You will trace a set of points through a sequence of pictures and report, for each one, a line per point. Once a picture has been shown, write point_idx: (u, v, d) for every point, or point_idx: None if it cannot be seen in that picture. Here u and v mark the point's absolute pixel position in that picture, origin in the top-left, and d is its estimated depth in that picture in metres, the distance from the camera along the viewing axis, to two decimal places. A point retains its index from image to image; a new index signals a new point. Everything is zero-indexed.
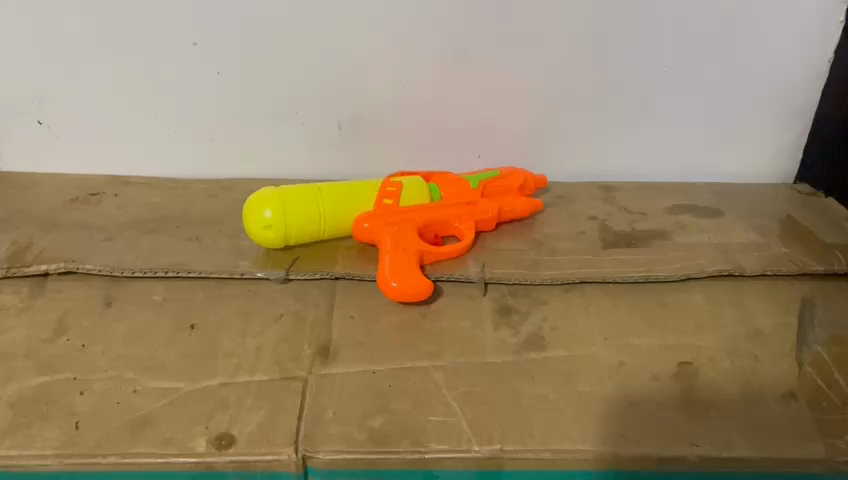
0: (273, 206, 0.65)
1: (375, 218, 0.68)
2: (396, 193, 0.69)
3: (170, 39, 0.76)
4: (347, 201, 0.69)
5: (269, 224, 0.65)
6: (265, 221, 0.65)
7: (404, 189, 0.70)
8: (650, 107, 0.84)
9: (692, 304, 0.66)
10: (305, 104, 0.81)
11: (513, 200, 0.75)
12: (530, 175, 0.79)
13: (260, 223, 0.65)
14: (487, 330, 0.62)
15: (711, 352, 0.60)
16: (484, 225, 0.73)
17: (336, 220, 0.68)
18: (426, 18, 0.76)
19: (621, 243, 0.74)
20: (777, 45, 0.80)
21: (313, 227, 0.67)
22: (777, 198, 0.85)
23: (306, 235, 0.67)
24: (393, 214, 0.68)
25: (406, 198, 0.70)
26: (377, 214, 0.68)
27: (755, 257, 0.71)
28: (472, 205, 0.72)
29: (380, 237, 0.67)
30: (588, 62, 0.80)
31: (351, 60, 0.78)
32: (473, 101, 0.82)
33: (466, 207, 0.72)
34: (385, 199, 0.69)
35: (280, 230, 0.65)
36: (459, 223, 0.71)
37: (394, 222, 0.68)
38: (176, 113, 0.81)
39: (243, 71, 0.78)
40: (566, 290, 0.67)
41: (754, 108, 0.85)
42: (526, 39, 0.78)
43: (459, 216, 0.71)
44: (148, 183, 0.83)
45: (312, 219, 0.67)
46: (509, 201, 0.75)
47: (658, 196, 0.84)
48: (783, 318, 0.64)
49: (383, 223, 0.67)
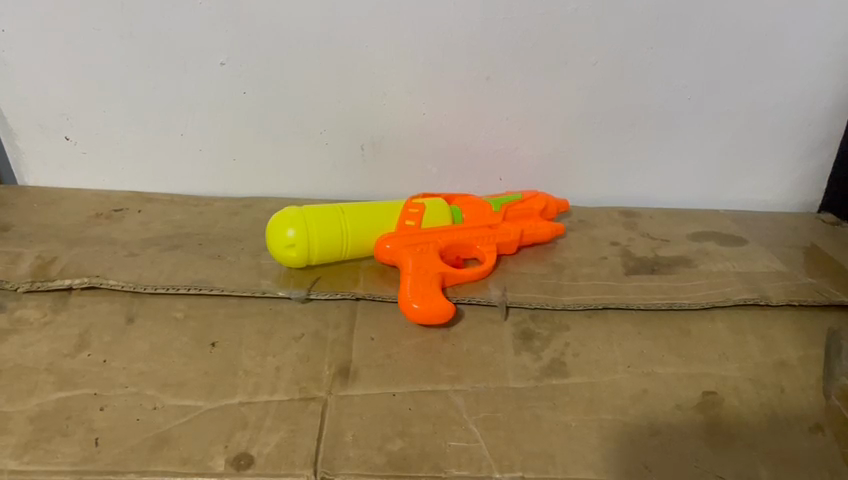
0: (297, 225, 0.65)
1: (397, 240, 0.68)
2: (418, 215, 0.69)
3: (198, 58, 0.76)
4: (369, 220, 0.68)
5: (292, 243, 0.65)
6: (287, 240, 0.65)
7: (427, 211, 0.70)
8: (673, 134, 0.84)
9: (716, 333, 0.65)
10: (329, 125, 0.81)
11: (535, 224, 0.75)
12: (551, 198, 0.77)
13: (283, 242, 0.65)
14: (507, 354, 0.62)
15: (735, 382, 0.60)
16: (506, 248, 0.73)
17: (357, 240, 0.68)
18: (451, 44, 0.76)
19: (644, 269, 0.72)
20: (804, 74, 0.80)
21: (335, 246, 0.67)
22: (801, 226, 0.83)
23: (328, 254, 0.67)
24: (415, 236, 0.68)
25: (428, 220, 0.70)
26: (399, 234, 0.68)
27: (781, 286, 0.70)
28: (493, 229, 0.72)
29: (403, 258, 0.67)
30: (612, 89, 0.80)
31: (377, 84, 0.78)
32: (495, 125, 0.82)
33: (487, 230, 0.72)
34: (407, 220, 0.69)
35: (303, 249, 0.65)
36: (481, 245, 0.71)
37: (417, 243, 0.68)
38: (201, 131, 0.81)
39: (268, 91, 0.79)
40: (588, 316, 0.66)
41: (779, 137, 0.85)
42: (551, 64, 0.78)
43: (480, 239, 0.71)
44: (170, 199, 0.83)
45: (334, 239, 0.66)
46: (531, 225, 0.74)
47: (680, 222, 0.83)
48: (808, 349, 0.63)
49: (406, 244, 0.67)
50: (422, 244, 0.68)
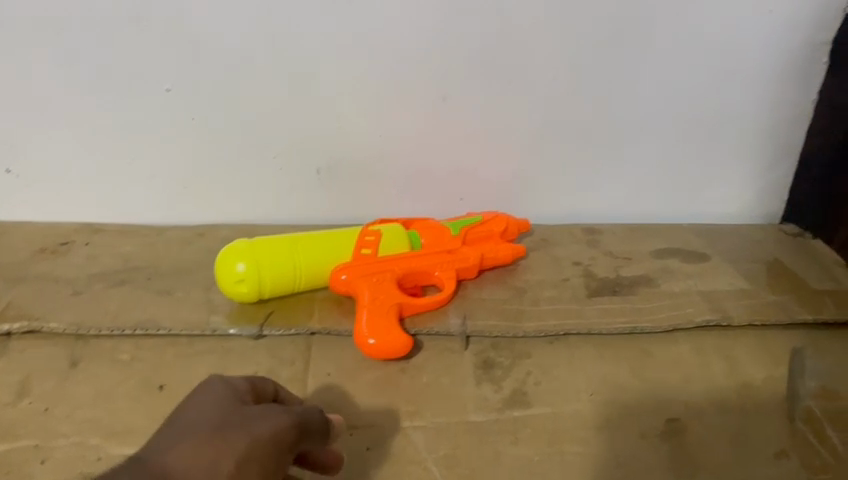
0: (246, 259, 0.64)
1: (353, 270, 0.65)
2: (374, 242, 0.67)
3: (143, 84, 0.74)
4: (322, 250, 0.67)
5: (242, 278, 0.63)
6: (237, 274, 0.64)
7: (383, 238, 0.68)
8: (633, 149, 0.83)
9: (680, 355, 0.64)
10: (282, 148, 0.79)
11: (495, 247, 0.73)
12: (512, 219, 0.76)
13: (232, 277, 0.64)
14: (468, 386, 0.60)
15: (700, 407, 0.59)
16: (466, 273, 0.71)
17: (311, 271, 0.66)
18: (404, 64, 0.75)
19: (606, 291, 0.71)
20: (760, 85, 0.80)
21: (287, 279, 0.65)
22: (764, 239, 0.82)
23: (281, 287, 0.65)
24: (371, 265, 0.66)
25: (385, 248, 0.68)
26: (354, 264, 0.66)
27: (743, 305, 0.69)
28: (453, 253, 0.70)
29: (359, 289, 0.65)
30: (570, 106, 0.79)
31: (329, 106, 0.77)
32: (453, 145, 0.80)
33: (446, 255, 0.70)
34: (363, 249, 0.67)
35: (253, 284, 0.64)
36: (440, 271, 0.69)
37: (372, 273, 0.66)
38: (149, 159, 0.79)
39: (216, 116, 0.76)
40: (550, 343, 0.65)
41: (740, 149, 0.84)
42: (506, 82, 0.77)
43: (439, 265, 0.69)
44: (120, 230, 0.80)
45: (286, 270, 0.65)
46: (491, 248, 0.73)
47: (644, 238, 0.82)
48: (772, 370, 0.62)
49: (361, 274, 0.65)
50: (378, 273, 0.66)
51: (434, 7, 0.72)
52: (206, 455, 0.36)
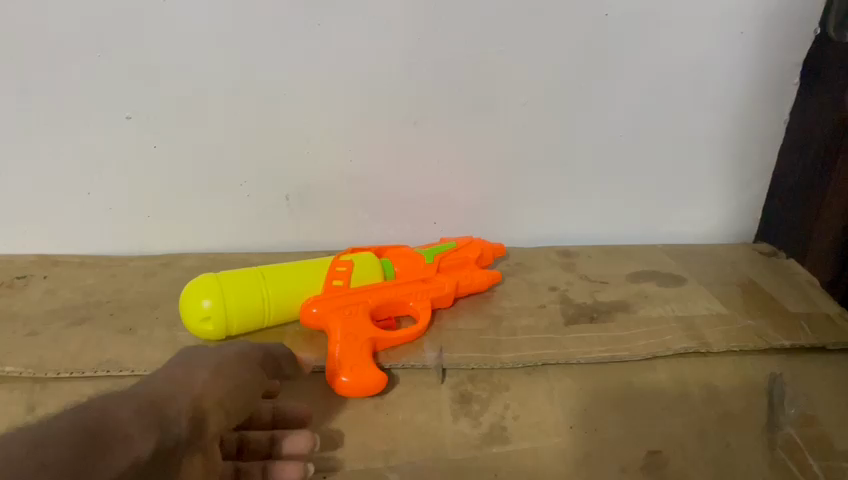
0: (212, 295, 0.61)
1: (324, 303, 0.64)
2: (346, 273, 0.66)
3: (101, 112, 0.72)
4: (292, 283, 0.65)
5: (209, 316, 0.61)
6: (204, 312, 0.60)
7: (354, 269, 0.67)
8: (607, 171, 0.82)
9: (659, 385, 0.62)
10: (250, 175, 0.77)
11: (470, 274, 0.72)
12: (487, 244, 0.75)
13: (198, 314, 0.61)
14: (445, 422, 0.58)
15: (681, 438, 0.58)
16: (441, 301, 0.70)
17: (281, 305, 0.64)
18: (374, 88, 0.73)
19: (583, 317, 0.70)
20: (731, 106, 0.80)
21: (257, 315, 0.63)
22: (739, 260, 0.82)
23: (249, 323, 0.63)
24: (343, 298, 0.64)
25: (357, 278, 0.67)
26: (326, 297, 0.64)
27: (721, 331, 0.68)
28: (427, 282, 0.69)
29: (332, 324, 0.63)
30: (542, 129, 0.78)
31: (298, 132, 0.75)
32: (425, 170, 0.79)
33: (420, 284, 0.69)
34: (334, 280, 0.66)
35: (221, 322, 0.61)
36: (414, 301, 0.67)
37: (344, 306, 0.64)
38: (110, 188, 0.76)
39: (180, 144, 0.74)
40: (529, 373, 0.63)
41: (713, 169, 0.84)
42: (478, 106, 0.76)
43: (413, 295, 0.68)
44: (81, 262, 0.77)
45: (256, 306, 0.63)
46: (467, 275, 0.72)
47: (619, 261, 0.81)
48: (751, 398, 0.62)
49: (334, 307, 0.63)
50: (350, 306, 0.64)
51: (404, 32, 0.71)
52: (167, 384, 0.43)
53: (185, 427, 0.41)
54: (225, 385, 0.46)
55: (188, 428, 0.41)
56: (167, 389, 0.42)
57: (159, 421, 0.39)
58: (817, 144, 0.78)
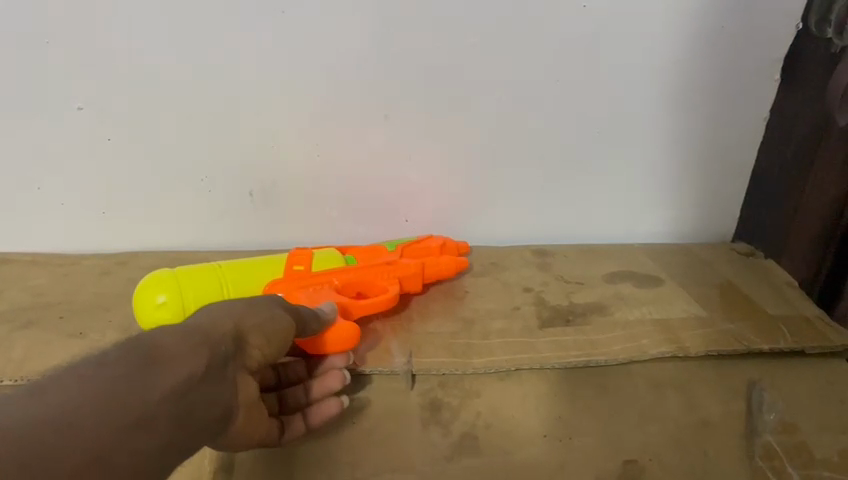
0: (169, 290, 0.56)
1: (288, 285, 0.60)
2: (307, 258, 0.63)
3: (53, 103, 0.68)
4: (250, 277, 0.62)
5: (165, 306, 0.56)
6: (158, 302, 0.56)
7: (315, 258, 0.64)
8: (584, 168, 0.80)
9: (635, 391, 0.60)
10: (211, 170, 0.73)
11: (437, 260, 0.71)
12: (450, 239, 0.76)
13: (151, 306, 0.56)
14: (413, 430, 0.56)
15: (658, 449, 0.56)
16: (410, 283, 0.67)
17: (243, 296, 0.60)
18: (340, 81, 0.70)
19: (558, 320, 0.68)
20: (710, 103, 0.78)
21: None
22: (717, 260, 0.80)
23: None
24: (308, 278, 0.61)
25: (319, 265, 0.64)
26: (287, 281, 0.61)
27: (700, 335, 0.65)
28: (393, 264, 0.67)
29: (299, 297, 0.59)
30: (517, 125, 0.75)
31: (262, 126, 0.71)
32: (397, 167, 0.76)
33: (386, 266, 0.66)
34: (295, 267, 0.63)
35: (178, 310, 0.56)
36: (381, 279, 0.65)
37: (310, 283, 0.60)
38: (61, 182, 0.72)
39: (138, 138, 0.71)
40: (501, 379, 0.61)
41: (692, 167, 0.82)
42: (451, 102, 0.73)
43: (380, 274, 0.65)
44: (31, 261, 0.73)
45: (215, 297, 0.58)
46: (433, 261, 0.71)
47: (596, 261, 0.79)
48: (730, 404, 0.60)
49: (297, 285, 0.60)
50: (314, 283, 0.61)
51: (375, 22, 0.68)
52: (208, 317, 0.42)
53: (229, 349, 0.41)
54: (268, 316, 0.45)
55: (233, 346, 0.42)
56: (214, 314, 0.42)
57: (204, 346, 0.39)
58: (796, 142, 0.76)
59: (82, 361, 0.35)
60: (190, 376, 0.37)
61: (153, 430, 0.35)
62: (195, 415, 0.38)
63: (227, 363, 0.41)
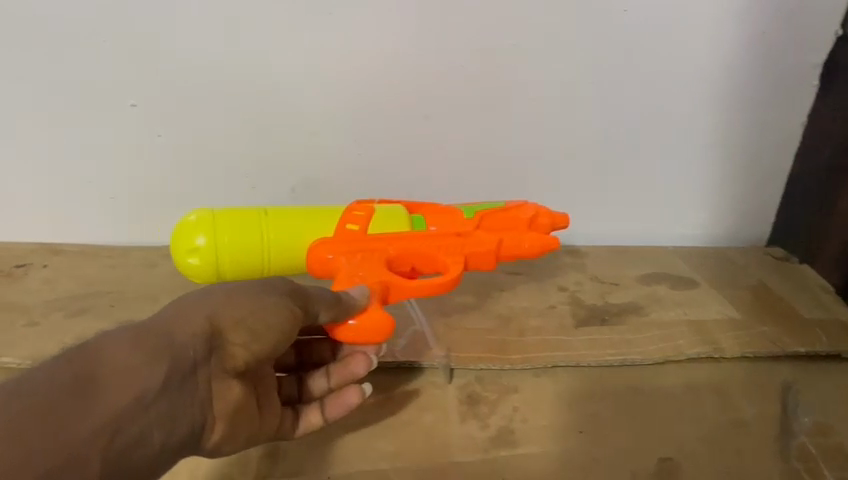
0: (205, 231, 0.53)
1: (335, 248, 0.54)
2: (365, 217, 0.56)
3: (106, 100, 0.71)
4: (301, 225, 0.55)
5: (198, 250, 0.53)
6: (193, 244, 0.53)
7: (376, 215, 0.56)
8: (619, 171, 0.80)
9: (671, 390, 0.61)
10: (254, 167, 0.75)
11: (517, 237, 0.58)
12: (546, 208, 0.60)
13: (186, 246, 0.53)
14: (452, 423, 0.57)
15: (692, 446, 0.57)
16: (478, 261, 0.57)
17: (283, 251, 0.55)
18: (381, 81, 0.72)
19: (594, 319, 0.69)
20: (747, 108, 0.79)
21: (256, 259, 0.54)
22: (752, 264, 0.81)
23: (245, 266, 0.54)
24: (357, 243, 0.54)
25: (378, 225, 0.56)
26: (338, 239, 0.55)
27: (734, 337, 0.66)
28: (463, 237, 0.56)
29: (339, 270, 0.53)
30: (554, 127, 0.76)
31: (305, 125, 0.73)
32: (434, 166, 0.77)
33: (455, 238, 0.56)
34: (349, 225, 0.56)
35: (210, 259, 0.53)
36: (444, 255, 0.56)
37: (356, 251, 0.54)
38: (111, 176, 0.74)
39: (185, 134, 0.73)
40: (537, 376, 0.62)
41: (726, 171, 0.82)
42: (489, 103, 0.74)
43: (444, 247, 0.56)
44: (80, 252, 0.75)
45: (252, 246, 0.54)
46: (511, 237, 0.58)
47: (630, 263, 0.80)
48: (765, 406, 0.60)
49: (345, 250, 0.54)
50: (363, 251, 0.54)
51: (417, 27, 0.70)
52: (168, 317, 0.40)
53: (199, 354, 0.40)
54: (242, 310, 0.43)
55: (205, 349, 0.41)
56: (187, 310, 0.41)
57: (166, 352, 0.38)
58: (833, 148, 0.77)
59: (17, 378, 0.34)
60: (147, 389, 0.37)
61: (105, 449, 0.35)
62: (149, 432, 0.37)
63: (194, 370, 0.40)
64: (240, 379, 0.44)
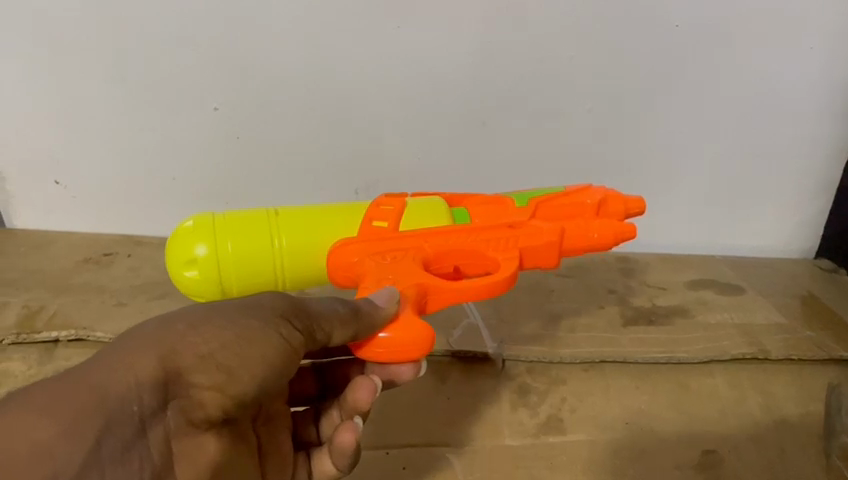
0: (205, 238, 0.45)
1: (363, 251, 0.46)
2: (394, 214, 0.48)
3: (191, 104, 0.77)
4: (316, 226, 0.47)
5: (197, 262, 0.45)
6: (192, 255, 0.45)
7: (406, 211, 0.49)
8: (669, 180, 0.83)
9: (716, 388, 0.63)
10: (323, 170, 0.81)
11: (582, 225, 0.48)
12: (614, 193, 0.51)
13: (182, 258, 0.46)
14: (503, 409, 0.60)
15: (737, 442, 0.58)
16: (537, 257, 0.47)
17: (297, 259, 0.47)
18: (443, 90, 0.77)
19: (642, 320, 0.72)
20: (799, 122, 0.81)
21: (267, 267, 0.46)
22: (799, 275, 0.83)
23: (255, 275, 0.46)
24: (387, 243, 0.46)
25: (410, 222, 0.48)
26: (362, 239, 0.47)
27: (779, 340, 0.69)
28: (513, 229, 0.47)
29: (366, 273, 0.45)
30: (607, 136, 0.80)
31: (370, 130, 0.79)
32: (491, 171, 0.81)
33: (504, 231, 0.47)
34: (375, 223, 0.48)
35: (211, 271, 0.45)
36: (492, 251, 0.47)
37: (387, 252, 0.46)
38: (192, 173, 0.81)
39: (261, 134, 0.79)
40: (585, 370, 0.65)
41: (776, 183, 0.84)
42: (545, 112, 0.78)
43: (493, 242, 0.47)
44: (161, 244, 0.82)
45: (261, 255, 0.46)
46: (573, 226, 0.48)
47: (678, 269, 0.82)
48: (808, 407, 0.62)
49: (371, 252, 0.46)
50: (393, 252, 0.46)
51: (480, 40, 0.74)
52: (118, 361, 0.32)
53: (148, 409, 0.32)
54: (213, 347, 0.35)
55: (158, 405, 0.33)
56: (140, 346, 0.33)
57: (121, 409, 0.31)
58: None
59: None
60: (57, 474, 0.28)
61: None
62: None
63: (141, 431, 0.32)
64: (215, 432, 0.37)
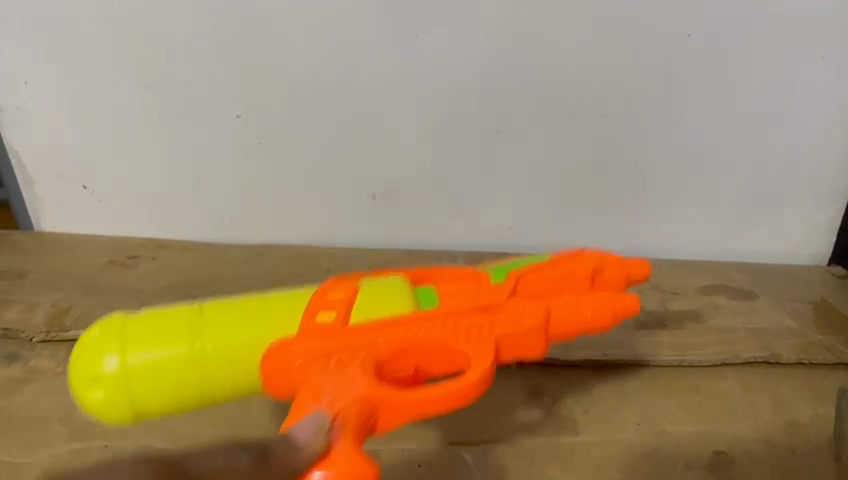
0: (112, 348, 0.45)
1: (303, 351, 0.44)
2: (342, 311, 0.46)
3: (214, 109, 0.79)
4: (233, 333, 0.46)
5: (103, 379, 0.45)
6: (98, 369, 0.45)
7: (359, 306, 0.47)
8: (681, 186, 0.84)
9: (727, 391, 0.64)
10: (342, 174, 0.83)
11: (560, 304, 0.46)
12: (603, 263, 0.50)
13: (90, 374, 0.45)
14: (516, 409, 0.62)
15: (748, 443, 0.59)
16: (513, 342, 0.45)
17: (217, 365, 0.46)
18: (459, 97, 0.78)
19: (654, 324, 0.73)
20: (811, 128, 0.82)
21: (176, 380, 0.45)
22: (812, 280, 0.83)
23: (165, 397, 0.45)
24: (336, 340, 0.44)
25: (364, 316, 0.46)
26: (307, 339, 0.45)
27: (791, 344, 0.70)
28: (485, 314, 0.45)
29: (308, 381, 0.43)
30: (621, 142, 0.81)
31: (388, 135, 0.80)
32: (505, 176, 0.83)
33: (474, 317, 0.45)
34: (318, 320, 0.46)
35: (118, 390, 0.45)
36: (462, 342, 0.44)
37: (336, 352, 0.43)
38: (214, 176, 0.83)
39: (281, 138, 0.81)
40: (597, 372, 0.66)
41: (789, 189, 0.85)
42: (559, 118, 0.80)
43: (462, 331, 0.45)
44: (184, 246, 0.84)
45: (169, 367, 0.45)
46: (551, 303, 0.46)
47: (691, 274, 0.83)
48: (819, 409, 0.63)
49: (318, 356, 0.44)
50: (344, 352, 0.43)
51: (495, 48, 0.76)
52: None
53: None
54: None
55: None
56: None
57: None
58: None
59: None
60: None
61: None
62: None
63: None
64: None
